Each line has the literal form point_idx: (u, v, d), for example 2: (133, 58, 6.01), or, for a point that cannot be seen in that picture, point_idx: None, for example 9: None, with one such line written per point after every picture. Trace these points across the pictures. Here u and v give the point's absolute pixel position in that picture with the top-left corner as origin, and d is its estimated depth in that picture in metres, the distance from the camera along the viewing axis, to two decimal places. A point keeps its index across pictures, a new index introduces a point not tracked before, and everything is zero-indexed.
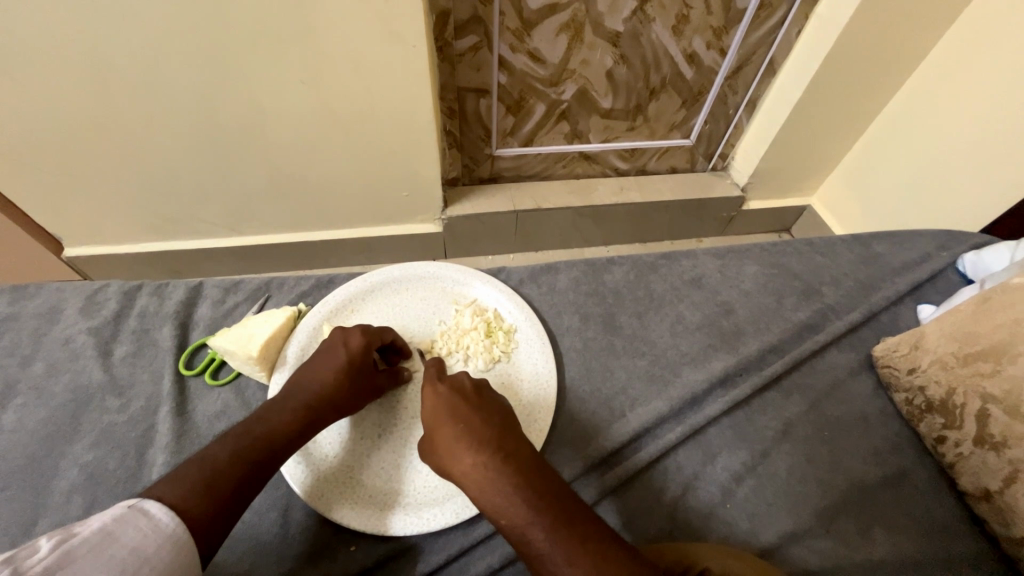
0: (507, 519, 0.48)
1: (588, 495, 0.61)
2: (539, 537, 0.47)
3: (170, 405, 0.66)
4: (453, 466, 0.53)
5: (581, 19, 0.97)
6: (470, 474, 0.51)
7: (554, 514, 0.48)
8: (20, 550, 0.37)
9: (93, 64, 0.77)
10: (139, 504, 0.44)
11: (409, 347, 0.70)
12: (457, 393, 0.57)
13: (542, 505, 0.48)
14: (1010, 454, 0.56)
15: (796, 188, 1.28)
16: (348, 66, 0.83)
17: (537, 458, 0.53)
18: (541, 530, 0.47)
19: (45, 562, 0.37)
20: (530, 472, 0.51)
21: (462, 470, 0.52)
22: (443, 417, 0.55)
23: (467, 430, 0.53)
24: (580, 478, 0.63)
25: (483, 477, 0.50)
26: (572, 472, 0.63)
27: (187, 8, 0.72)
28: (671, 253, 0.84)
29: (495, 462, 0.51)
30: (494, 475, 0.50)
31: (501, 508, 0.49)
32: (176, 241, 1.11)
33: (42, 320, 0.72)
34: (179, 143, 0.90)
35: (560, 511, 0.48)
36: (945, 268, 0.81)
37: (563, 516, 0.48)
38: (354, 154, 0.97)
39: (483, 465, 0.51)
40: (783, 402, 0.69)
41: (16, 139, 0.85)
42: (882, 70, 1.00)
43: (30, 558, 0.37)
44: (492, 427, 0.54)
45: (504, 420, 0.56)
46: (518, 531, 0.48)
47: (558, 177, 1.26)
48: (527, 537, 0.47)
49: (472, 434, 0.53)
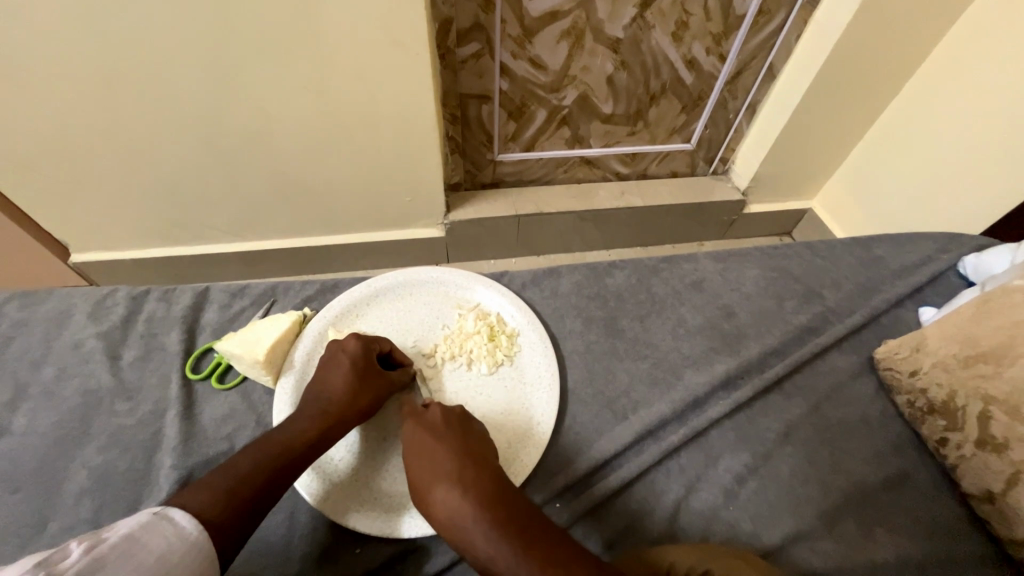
0: (471, 548, 0.50)
1: (560, 517, 0.61)
2: (504, 569, 0.47)
3: (177, 409, 0.66)
4: (424, 501, 0.54)
5: (582, 27, 0.98)
6: (438, 508, 0.52)
7: (518, 543, 0.48)
8: (54, 553, 0.39)
9: (104, 72, 0.78)
10: (164, 511, 0.46)
11: (407, 359, 0.70)
12: (425, 428, 0.58)
13: (501, 534, 0.49)
14: (1012, 456, 0.56)
15: (797, 192, 1.29)
16: (353, 74, 0.84)
17: (503, 485, 0.53)
18: (505, 559, 0.48)
19: (78, 565, 0.39)
20: (494, 500, 0.51)
21: (432, 504, 0.53)
22: (412, 455, 0.56)
23: (433, 467, 0.55)
24: (552, 501, 0.62)
25: (449, 508, 0.51)
26: (543, 496, 0.62)
27: (195, 16, 0.73)
28: (673, 257, 0.84)
29: (461, 493, 0.52)
30: (459, 506, 0.51)
31: (466, 540, 0.50)
32: (181, 246, 1.12)
33: (52, 325, 0.73)
34: (185, 149, 0.91)
35: (524, 539, 0.48)
36: (946, 271, 0.81)
37: (523, 544, 0.48)
38: (359, 160, 0.98)
39: (447, 500, 0.52)
40: (785, 404, 0.69)
41: (26, 146, 0.86)
42: (881, 74, 1.01)
43: (64, 560, 0.39)
44: (456, 459, 0.55)
45: (471, 449, 0.56)
46: (486, 561, 0.49)
47: (559, 182, 1.27)
48: (494, 568, 0.48)
49: (438, 470, 0.54)
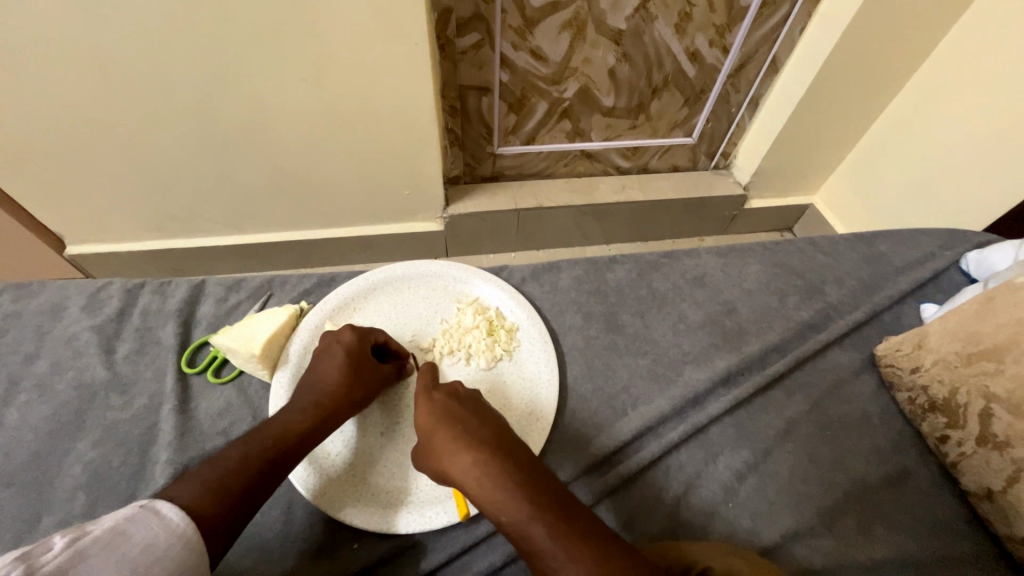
0: (505, 514, 0.49)
1: (584, 497, 0.61)
2: (541, 535, 0.47)
3: (173, 403, 0.66)
4: (451, 467, 0.53)
5: (583, 17, 0.96)
6: (469, 476, 0.51)
7: (553, 512, 0.48)
8: (36, 546, 0.39)
9: (96, 63, 0.77)
10: (152, 504, 0.45)
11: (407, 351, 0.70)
12: (452, 399, 0.58)
13: (541, 500, 0.49)
14: (1013, 454, 0.55)
15: (798, 186, 1.28)
16: (350, 64, 0.82)
17: (532, 458, 0.53)
18: (541, 525, 0.47)
19: (57, 559, 0.38)
20: (528, 470, 0.51)
21: (461, 471, 0.52)
22: (440, 422, 0.55)
23: (465, 434, 0.54)
24: (579, 478, 0.63)
25: (485, 472, 0.51)
26: (569, 474, 0.63)
27: (188, 5, 0.72)
28: (674, 252, 0.83)
29: (494, 461, 0.51)
30: (492, 473, 0.51)
31: (499, 506, 0.49)
32: (178, 238, 1.11)
33: (45, 318, 0.72)
34: (180, 140, 0.90)
35: (558, 508, 0.48)
36: (949, 268, 0.81)
37: (562, 512, 0.48)
38: (357, 152, 0.97)
39: (482, 464, 0.51)
40: (786, 401, 0.69)
41: (19, 137, 0.85)
42: (887, 68, 1.00)
43: (45, 554, 0.38)
44: (487, 429, 0.55)
45: (499, 424, 0.56)
46: (519, 528, 0.48)
47: (559, 175, 1.26)
48: (528, 535, 0.47)
49: (471, 436, 0.53)
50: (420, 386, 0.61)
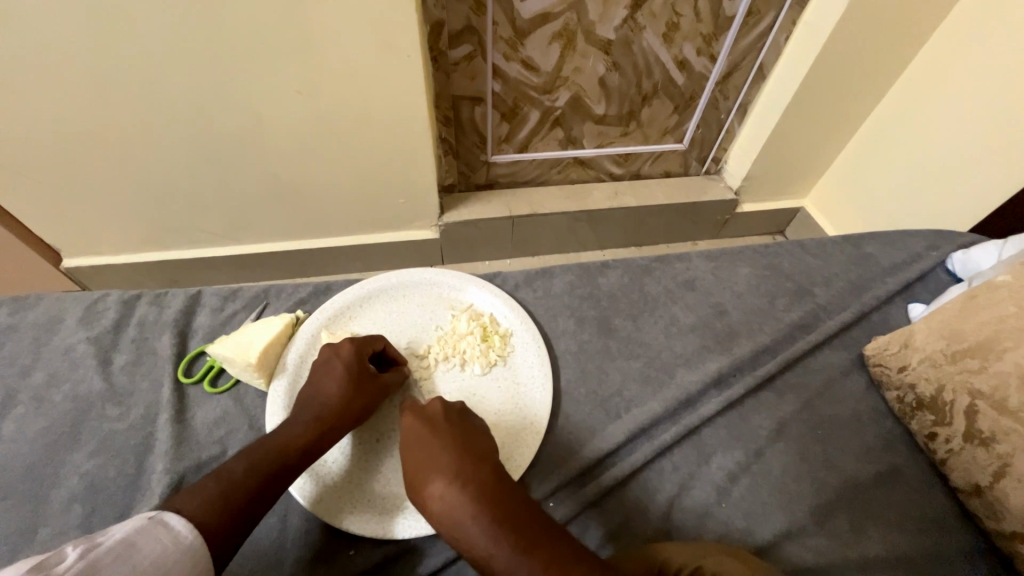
0: (469, 546, 0.48)
1: (560, 514, 0.61)
2: (502, 570, 0.46)
3: (169, 412, 0.66)
4: (421, 497, 0.52)
5: (573, 28, 0.98)
6: (434, 505, 0.51)
7: (516, 542, 0.47)
8: (50, 556, 0.39)
9: (94, 78, 0.78)
10: (160, 516, 0.46)
11: (402, 356, 0.71)
12: (422, 422, 0.57)
13: (502, 532, 0.47)
14: (999, 449, 0.56)
15: (789, 190, 1.30)
16: (344, 76, 0.84)
17: (501, 484, 0.51)
18: (505, 555, 0.46)
19: (75, 568, 0.39)
20: (494, 495, 0.50)
21: (428, 496, 0.51)
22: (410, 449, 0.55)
23: (430, 462, 0.53)
24: (559, 491, 0.63)
25: (446, 504, 0.50)
26: (544, 491, 0.63)
27: (185, 22, 0.73)
28: (665, 256, 0.85)
29: (457, 491, 0.50)
30: (456, 503, 0.49)
31: (463, 538, 0.48)
32: (175, 250, 1.12)
33: (42, 330, 0.73)
34: (177, 152, 0.91)
35: (522, 538, 0.47)
36: (935, 268, 0.82)
37: (523, 542, 0.47)
38: (352, 162, 0.98)
39: (444, 495, 0.50)
40: (777, 402, 0.70)
41: (18, 153, 0.87)
42: (871, 73, 1.02)
43: (60, 564, 0.39)
44: (452, 455, 0.53)
45: (467, 446, 0.55)
46: (483, 560, 0.47)
47: (552, 183, 1.28)
48: (492, 566, 0.47)
49: (434, 465, 0.52)
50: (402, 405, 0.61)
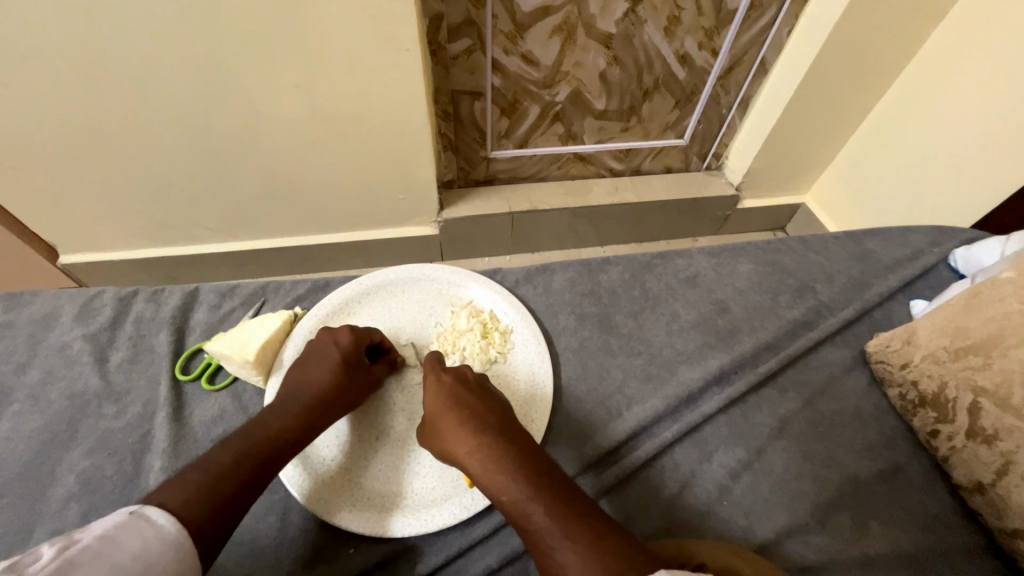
0: (506, 494, 0.50)
1: (589, 490, 0.62)
2: (538, 514, 0.48)
3: (166, 410, 0.66)
4: (457, 449, 0.55)
5: (573, 22, 0.97)
6: (473, 456, 0.53)
7: (553, 494, 0.49)
8: (24, 557, 0.38)
9: (88, 72, 0.77)
10: (140, 511, 0.45)
11: (395, 347, 0.71)
12: (461, 382, 0.60)
13: (540, 484, 0.49)
14: (1002, 447, 0.56)
15: (790, 186, 1.29)
16: (342, 71, 0.83)
17: (536, 447, 0.54)
18: (541, 507, 0.48)
19: (49, 566, 0.38)
20: (531, 457, 0.52)
21: (467, 449, 0.54)
22: (448, 405, 0.57)
23: (471, 418, 0.56)
24: (583, 473, 0.64)
25: (487, 454, 0.53)
26: (574, 468, 0.64)
27: (180, 16, 0.72)
28: (667, 252, 0.84)
29: (498, 445, 0.53)
30: (498, 455, 0.52)
31: (501, 486, 0.50)
32: (172, 246, 1.11)
33: (38, 327, 0.72)
34: (173, 148, 0.90)
35: (559, 492, 0.49)
36: (938, 264, 0.82)
37: (559, 495, 0.49)
38: (350, 158, 0.98)
39: (484, 446, 0.53)
40: (779, 399, 0.69)
41: (12, 149, 0.86)
42: (874, 68, 1.01)
43: (34, 563, 0.38)
44: (494, 416, 0.56)
45: (505, 412, 0.58)
46: (518, 507, 0.49)
47: (552, 178, 1.27)
48: (526, 512, 0.48)
49: (476, 421, 0.55)
50: (427, 367, 0.62)
